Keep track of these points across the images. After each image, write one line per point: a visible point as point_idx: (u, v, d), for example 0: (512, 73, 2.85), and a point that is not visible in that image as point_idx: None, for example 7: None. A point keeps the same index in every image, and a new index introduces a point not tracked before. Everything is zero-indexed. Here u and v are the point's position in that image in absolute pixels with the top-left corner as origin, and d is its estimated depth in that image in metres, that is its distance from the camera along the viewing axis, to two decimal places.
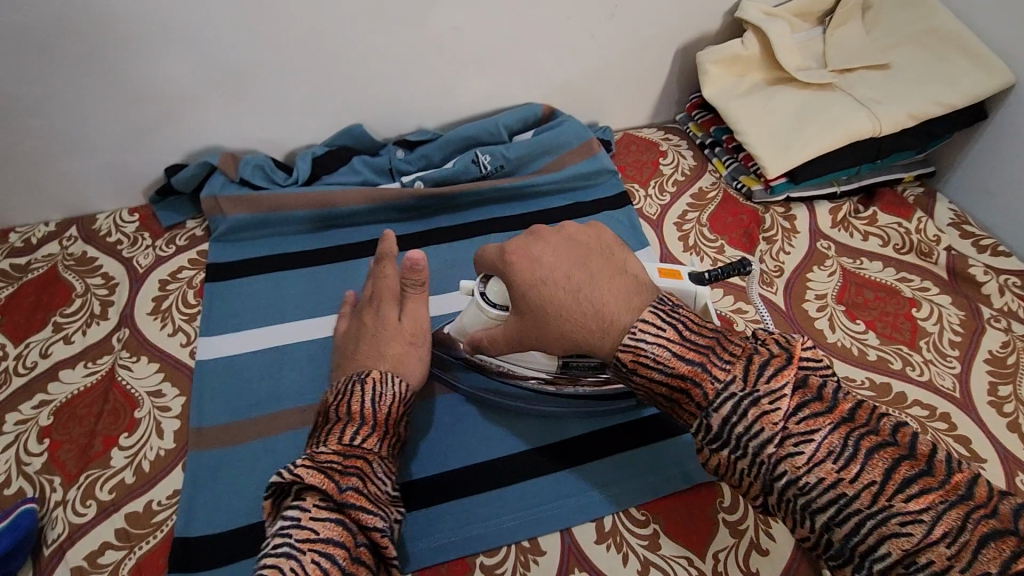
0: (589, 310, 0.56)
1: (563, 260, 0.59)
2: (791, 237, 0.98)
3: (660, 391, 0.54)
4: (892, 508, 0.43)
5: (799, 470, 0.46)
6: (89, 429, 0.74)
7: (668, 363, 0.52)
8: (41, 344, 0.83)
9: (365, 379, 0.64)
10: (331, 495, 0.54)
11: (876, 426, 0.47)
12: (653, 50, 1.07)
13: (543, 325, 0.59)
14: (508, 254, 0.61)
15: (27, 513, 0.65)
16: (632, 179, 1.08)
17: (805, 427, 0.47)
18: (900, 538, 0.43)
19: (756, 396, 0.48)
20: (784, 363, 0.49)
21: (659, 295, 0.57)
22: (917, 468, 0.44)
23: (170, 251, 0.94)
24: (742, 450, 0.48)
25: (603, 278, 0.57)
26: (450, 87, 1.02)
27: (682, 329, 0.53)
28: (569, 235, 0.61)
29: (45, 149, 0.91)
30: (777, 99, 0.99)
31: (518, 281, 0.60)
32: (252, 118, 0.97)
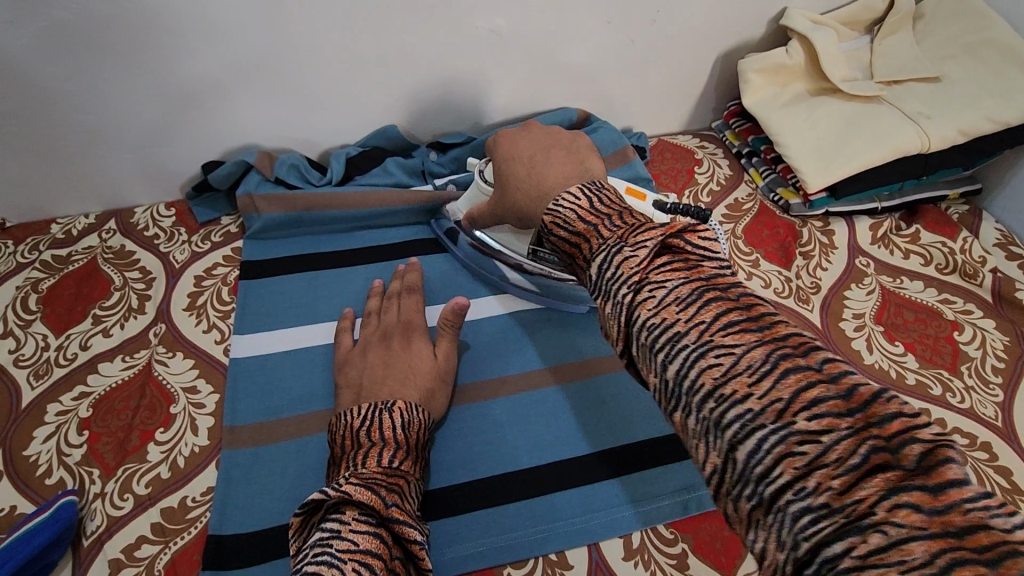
0: (536, 181, 0.70)
1: (538, 145, 0.74)
2: (828, 253, 0.96)
3: (564, 250, 0.57)
4: (795, 425, 0.37)
5: (716, 381, 0.41)
6: (127, 422, 0.76)
7: (571, 223, 0.56)
8: (80, 336, 0.84)
9: (392, 407, 0.68)
10: (376, 510, 0.56)
11: (808, 354, 0.40)
12: (694, 57, 1.05)
13: (507, 188, 0.74)
14: (499, 138, 0.78)
15: (68, 504, 0.66)
16: (666, 187, 1.06)
17: (691, 309, 0.44)
18: (796, 459, 0.37)
19: (622, 247, 0.48)
20: (658, 227, 0.49)
21: (594, 180, 0.60)
22: (834, 395, 0.37)
23: (206, 247, 0.96)
24: (652, 347, 0.45)
25: (560, 162, 0.70)
26: (486, 90, 1.02)
27: (595, 202, 0.56)
28: (549, 132, 0.76)
29: (89, 142, 0.92)
30: (821, 110, 0.97)
31: (499, 155, 0.75)
32: (290, 116, 0.97)
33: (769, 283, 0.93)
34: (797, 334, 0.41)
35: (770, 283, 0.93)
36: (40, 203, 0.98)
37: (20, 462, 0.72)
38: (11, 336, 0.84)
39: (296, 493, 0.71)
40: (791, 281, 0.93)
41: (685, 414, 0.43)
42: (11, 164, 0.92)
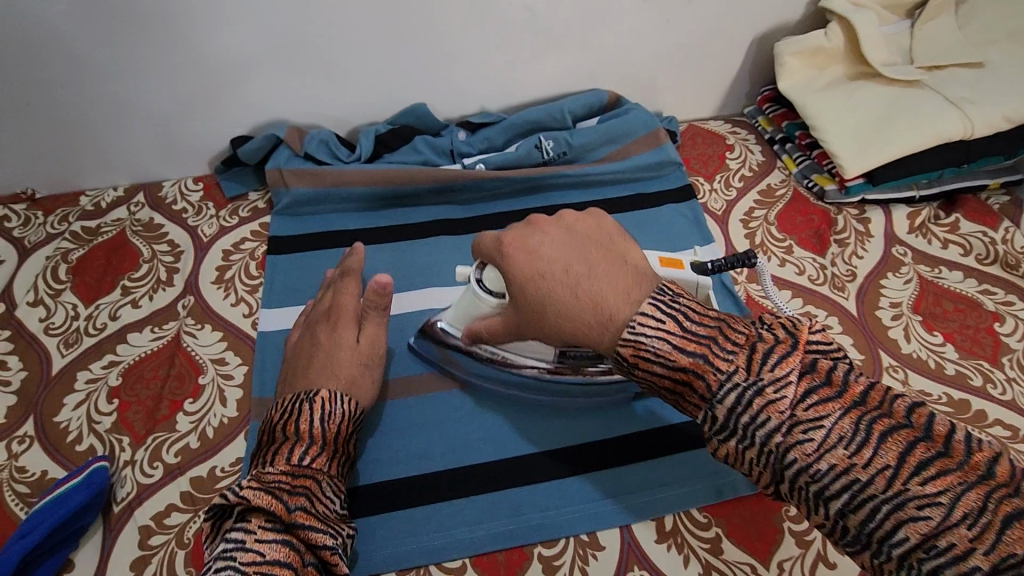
0: (587, 302, 0.52)
1: (566, 253, 0.55)
2: (864, 241, 0.94)
3: (662, 385, 0.50)
4: (907, 492, 0.40)
5: (809, 458, 0.43)
6: (156, 392, 0.76)
7: (669, 356, 0.48)
8: (110, 306, 0.84)
9: (313, 399, 0.65)
10: (280, 517, 0.56)
11: (894, 411, 0.44)
12: (729, 39, 1.03)
13: (544, 319, 0.55)
14: (504, 246, 0.58)
15: (100, 470, 0.66)
16: (697, 172, 1.04)
17: (809, 412, 0.44)
18: (918, 523, 0.40)
19: (760, 385, 0.45)
20: (789, 350, 0.47)
21: (658, 284, 0.52)
22: (934, 451, 0.42)
23: (234, 222, 0.95)
24: (749, 439, 0.46)
25: (600, 267, 0.54)
26: (517, 69, 1.00)
27: (682, 320, 0.49)
28: (569, 228, 0.58)
29: (120, 114, 0.92)
30: (860, 95, 0.95)
31: (516, 272, 0.57)
32: (319, 92, 0.97)
33: (803, 270, 0.91)
34: (872, 390, 0.45)
35: (805, 270, 0.91)
36: (70, 175, 0.98)
37: (51, 428, 0.72)
38: (41, 304, 0.84)
39: None
40: (826, 269, 0.91)
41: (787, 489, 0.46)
42: (45, 134, 0.92)
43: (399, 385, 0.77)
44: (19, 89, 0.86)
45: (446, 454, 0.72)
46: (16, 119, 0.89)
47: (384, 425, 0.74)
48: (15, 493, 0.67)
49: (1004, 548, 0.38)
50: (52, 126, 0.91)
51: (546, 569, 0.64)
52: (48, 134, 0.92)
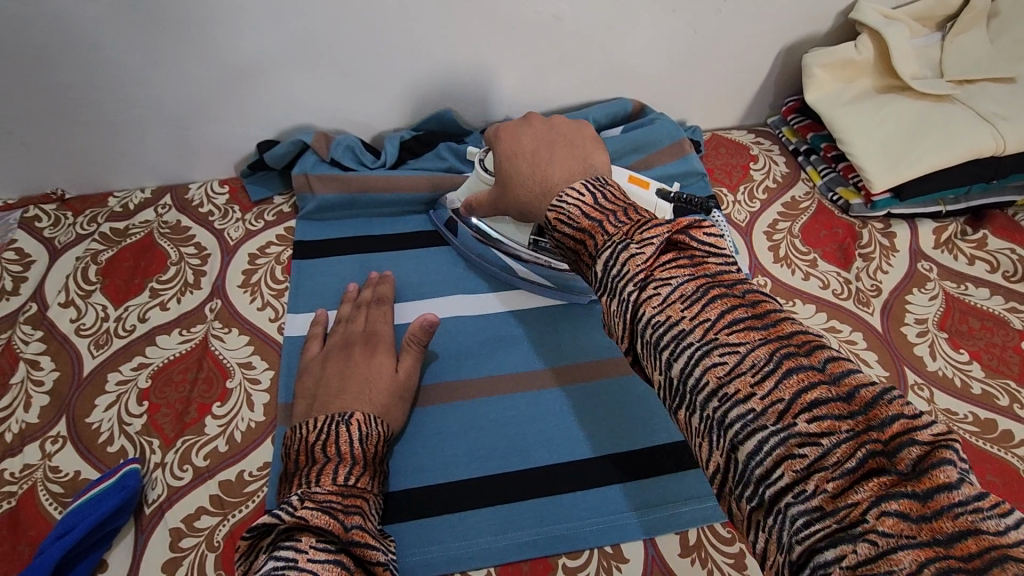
0: (539, 177, 0.65)
1: (538, 139, 0.68)
2: (890, 255, 0.93)
3: (567, 246, 0.54)
4: (718, 340, 0.41)
5: (663, 313, 0.43)
6: (185, 395, 0.77)
7: (576, 220, 0.53)
8: (138, 308, 0.85)
9: (351, 421, 0.67)
10: (336, 533, 0.55)
11: (811, 354, 0.39)
12: (757, 49, 1.02)
13: (510, 184, 0.69)
14: (499, 132, 0.72)
15: (134, 472, 0.68)
16: (720, 182, 1.04)
17: (677, 292, 0.43)
18: (794, 461, 0.36)
19: (627, 244, 0.47)
20: (665, 223, 0.47)
21: (598, 177, 0.58)
22: (837, 396, 0.37)
23: (260, 225, 0.96)
24: (615, 294, 0.46)
25: (562, 158, 0.65)
26: (543, 77, 1.00)
27: (599, 198, 0.54)
28: (552, 124, 0.71)
29: (148, 117, 0.93)
30: (889, 109, 0.94)
31: (500, 151, 0.70)
32: (346, 97, 0.97)
33: (827, 283, 0.91)
34: (801, 332, 0.40)
35: (829, 284, 0.90)
36: (99, 176, 0.99)
37: (83, 429, 0.73)
38: (71, 305, 0.85)
39: None
40: (851, 283, 0.90)
41: (687, 410, 0.42)
42: (74, 136, 0.93)
43: (424, 393, 0.78)
44: (51, 92, 0.87)
45: (471, 462, 0.73)
46: (47, 121, 0.91)
47: (410, 433, 0.75)
48: (48, 494, 0.68)
49: (859, 502, 0.33)
50: (82, 128, 0.92)
51: None
52: (78, 136, 0.93)
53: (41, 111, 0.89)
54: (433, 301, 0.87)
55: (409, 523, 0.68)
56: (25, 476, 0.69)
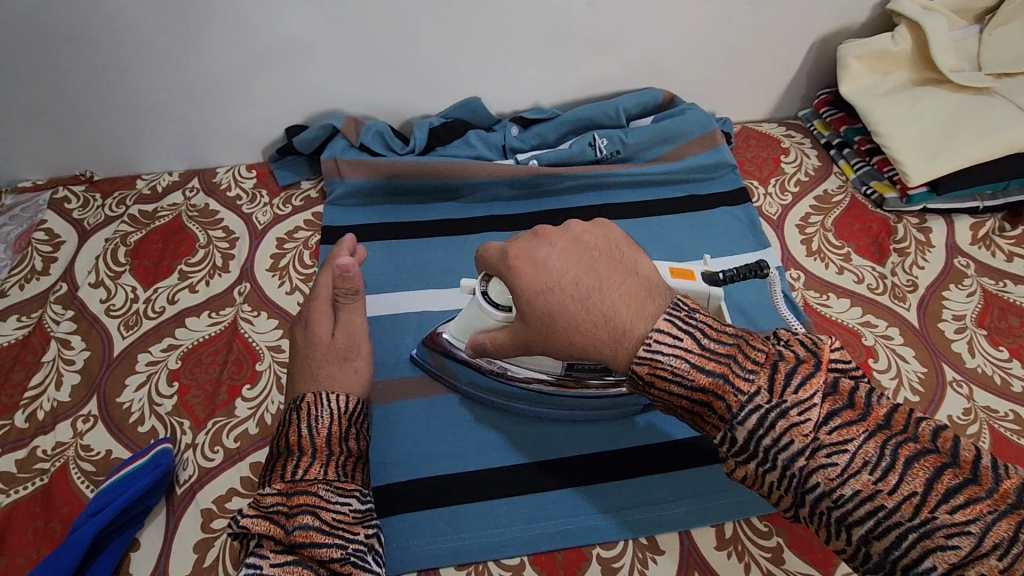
0: (600, 320, 0.50)
1: (572, 263, 0.53)
2: (925, 250, 0.92)
3: (682, 405, 0.48)
4: (933, 519, 0.39)
5: (833, 484, 0.42)
6: (215, 377, 0.76)
7: (688, 375, 0.46)
8: (168, 290, 0.85)
9: (300, 405, 0.63)
10: (280, 538, 0.55)
11: (915, 433, 0.43)
12: (791, 40, 1.01)
13: (552, 335, 0.53)
14: (510, 256, 0.56)
15: (166, 452, 0.67)
16: (751, 175, 1.02)
17: (857, 459, 0.41)
18: (945, 553, 0.39)
19: (783, 408, 0.43)
20: (814, 368, 0.45)
21: (673, 298, 0.50)
22: (961, 477, 0.40)
23: (287, 210, 0.96)
24: (772, 463, 0.43)
25: (615, 283, 0.51)
26: (574, 65, 0.99)
27: (700, 338, 0.47)
28: (576, 236, 0.55)
29: (178, 100, 0.93)
30: (926, 101, 0.92)
31: (521, 285, 0.54)
32: (375, 83, 0.96)
33: (861, 278, 0.89)
34: (895, 412, 0.44)
35: (863, 278, 0.89)
36: (127, 159, 0.99)
37: (114, 408, 0.73)
38: (101, 286, 0.85)
39: (382, 456, 0.71)
40: (886, 278, 0.89)
41: (802, 510, 0.44)
42: (105, 119, 0.93)
43: (454, 379, 0.77)
44: (84, 74, 0.87)
45: (502, 450, 0.71)
46: (80, 104, 0.91)
47: (440, 419, 0.74)
48: (81, 471, 0.68)
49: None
50: (113, 110, 0.92)
51: (606, 570, 0.64)
52: (108, 118, 0.93)
53: (74, 92, 0.89)
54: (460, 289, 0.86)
55: (442, 511, 0.67)
56: (57, 453, 0.69)
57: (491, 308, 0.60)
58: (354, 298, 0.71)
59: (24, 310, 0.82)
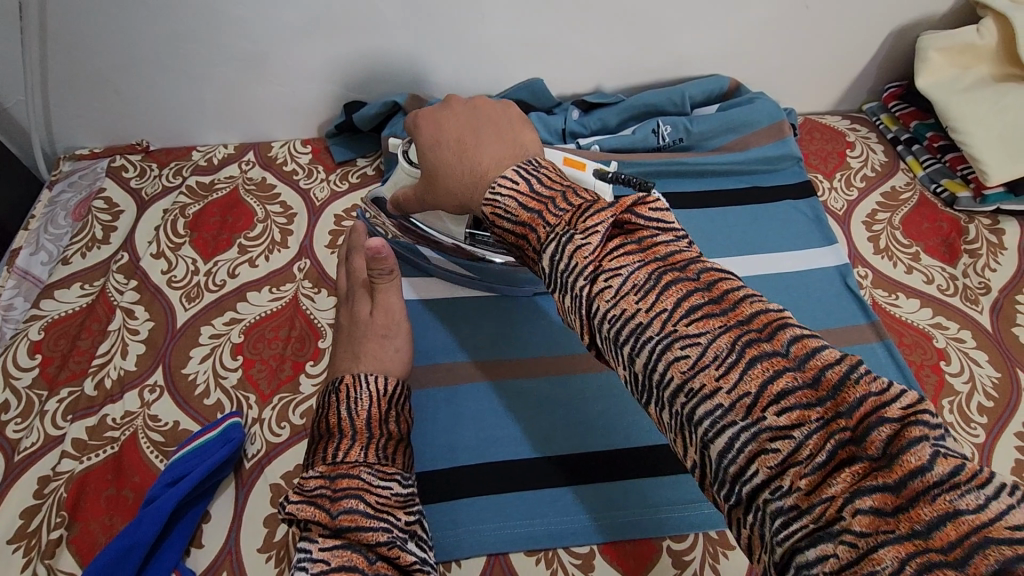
0: (467, 167, 0.58)
1: (463, 124, 0.61)
2: (998, 253, 0.89)
3: (509, 243, 0.49)
4: (676, 332, 0.38)
5: (606, 304, 0.40)
6: (279, 353, 0.76)
7: (514, 212, 0.48)
8: (228, 264, 0.85)
9: (339, 388, 0.63)
10: (324, 520, 0.49)
11: (687, 268, 0.40)
12: (867, 30, 0.97)
13: (436, 183, 0.62)
14: (417, 121, 0.65)
15: (236, 425, 0.67)
16: (816, 169, 1.00)
17: (629, 282, 0.40)
18: (681, 363, 0.37)
19: (572, 235, 0.43)
20: (607, 207, 0.43)
21: (531, 158, 0.53)
22: (707, 298, 0.38)
23: (345, 187, 0.95)
24: (565, 289, 0.42)
25: (488, 140, 0.58)
26: (640, 49, 0.97)
27: (533, 183, 0.49)
28: (475, 105, 0.63)
29: (240, 71, 0.91)
30: (1011, 98, 0.89)
31: (422, 140, 0.64)
32: (437, 61, 0.94)
33: (931, 278, 0.87)
34: (678, 253, 0.41)
35: (933, 279, 0.87)
36: (183, 130, 0.99)
37: (180, 380, 0.73)
38: (162, 257, 0.84)
39: (448, 440, 0.70)
40: (957, 279, 0.86)
41: (658, 406, 0.39)
42: (165, 87, 0.92)
43: (522, 364, 0.75)
44: (149, 42, 0.86)
45: (568, 438, 0.70)
46: (138, 71, 0.89)
47: (506, 404, 0.72)
48: (150, 442, 0.68)
49: (749, 393, 0.35)
50: (174, 79, 0.91)
51: (677, 563, 0.63)
52: (167, 87, 0.92)
53: (136, 61, 0.88)
54: None
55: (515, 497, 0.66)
56: (126, 423, 0.69)
57: (405, 162, 0.70)
58: (389, 276, 0.70)
59: (87, 278, 0.82)
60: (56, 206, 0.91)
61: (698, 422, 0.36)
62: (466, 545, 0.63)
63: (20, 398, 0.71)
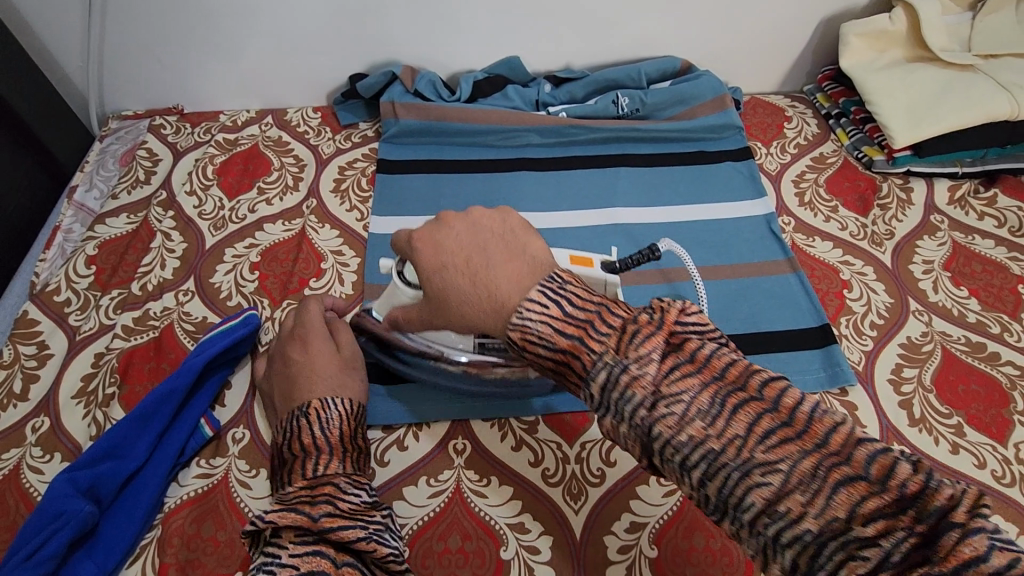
0: (484, 294, 0.53)
1: (466, 244, 0.57)
2: (905, 207, 1.03)
3: (547, 366, 0.51)
4: (752, 459, 0.41)
5: (671, 430, 0.43)
6: (289, 269, 0.92)
7: (549, 339, 0.49)
8: (249, 202, 1.01)
9: (308, 411, 0.67)
10: (308, 525, 0.53)
11: (781, 410, 0.42)
12: (800, 19, 1.13)
13: (450, 310, 0.57)
14: (413, 239, 0.61)
15: (254, 314, 0.82)
16: (756, 138, 1.15)
17: (691, 409, 0.44)
18: (808, 529, 0.39)
19: (626, 364, 0.45)
20: (656, 329, 0.46)
21: (554, 271, 0.53)
22: (779, 421, 0.42)
23: (348, 144, 1.11)
24: (623, 417, 0.46)
25: (499, 259, 0.54)
26: (603, 32, 1.13)
27: (566, 305, 0.49)
28: (473, 220, 0.59)
29: (264, 44, 1.08)
30: (916, 75, 1.04)
31: (425, 264, 0.59)
32: (429, 40, 1.11)
33: (845, 226, 1.01)
34: (835, 432, 0.41)
35: (847, 227, 1.01)
36: (213, 96, 1.16)
37: (208, 287, 0.89)
38: (194, 195, 1.01)
39: None
40: (867, 227, 1.01)
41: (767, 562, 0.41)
42: (202, 58, 1.09)
43: None
44: (192, 18, 1.03)
45: None
46: (176, 43, 1.06)
47: None
48: (183, 330, 0.84)
49: (839, 516, 0.38)
50: (209, 51, 1.08)
51: None
52: (203, 58, 1.09)
53: (181, 34, 1.05)
54: None
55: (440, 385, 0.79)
56: (164, 315, 0.85)
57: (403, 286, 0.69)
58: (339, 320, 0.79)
59: (132, 210, 0.99)
60: (106, 154, 1.08)
61: (787, 544, 0.39)
62: (434, 411, 0.77)
63: (79, 296, 0.87)
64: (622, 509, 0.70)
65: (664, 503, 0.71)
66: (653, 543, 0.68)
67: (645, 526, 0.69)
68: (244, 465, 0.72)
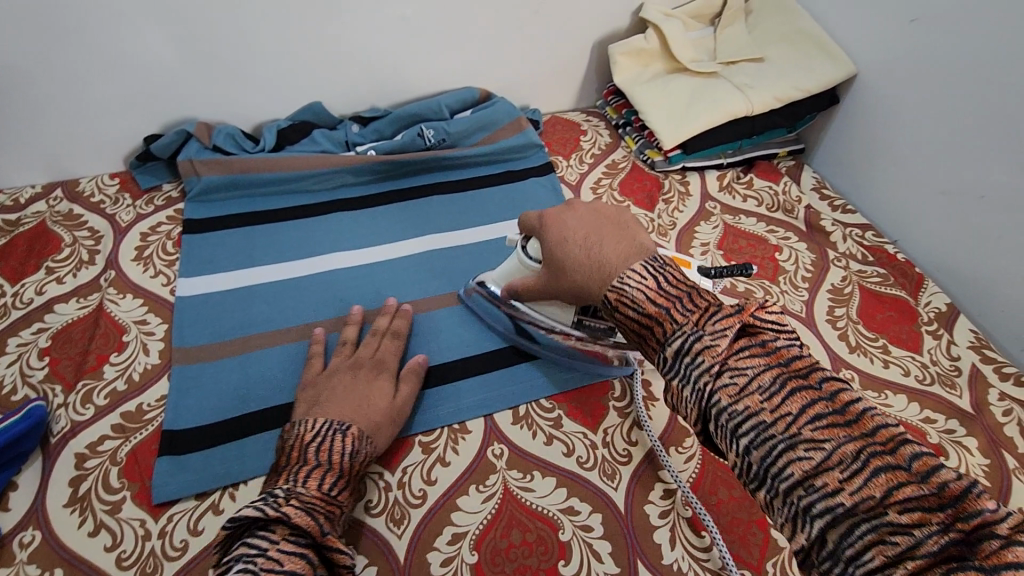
0: (592, 263, 0.67)
1: (586, 224, 0.72)
2: (685, 199, 1.18)
3: (631, 327, 0.61)
4: (799, 435, 0.46)
5: (730, 397, 0.50)
6: (84, 348, 0.87)
7: (641, 305, 0.59)
8: (35, 284, 0.94)
9: (348, 432, 0.71)
10: (313, 534, 0.60)
11: (895, 450, 0.44)
12: (575, 44, 1.26)
13: (563, 271, 0.71)
14: (544, 219, 0.76)
15: (39, 405, 0.78)
16: (557, 152, 1.26)
17: (833, 454, 0.45)
18: (802, 462, 0.45)
19: (701, 334, 0.54)
20: (735, 312, 0.54)
21: (656, 257, 0.64)
22: (851, 431, 0.46)
23: (150, 209, 1.07)
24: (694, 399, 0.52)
25: (611, 240, 0.68)
26: (399, 71, 1.19)
27: (661, 281, 0.60)
28: (597, 210, 0.74)
29: (35, 116, 1.02)
30: (673, 84, 1.20)
31: (549, 237, 0.74)
32: (223, 95, 1.11)
33: None
34: (884, 427, 0.45)
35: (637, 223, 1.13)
36: None
37: None
38: None
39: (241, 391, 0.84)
40: (654, 220, 1.14)
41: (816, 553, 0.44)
42: None
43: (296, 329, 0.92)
44: None
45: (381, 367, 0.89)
46: None
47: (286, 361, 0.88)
48: None
49: (874, 495, 0.42)
50: None
51: (424, 449, 0.81)
52: None
53: None
54: (295, 263, 1.01)
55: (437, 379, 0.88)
56: None
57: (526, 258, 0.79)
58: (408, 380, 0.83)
59: None
60: None
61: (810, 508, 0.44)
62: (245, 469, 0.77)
63: None
64: (445, 523, 0.74)
65: (482, 509, 0.75)
66: (473, 548, 0.72)
67: (464, 535, 0.73)
68: (36, 569, 0.68)
